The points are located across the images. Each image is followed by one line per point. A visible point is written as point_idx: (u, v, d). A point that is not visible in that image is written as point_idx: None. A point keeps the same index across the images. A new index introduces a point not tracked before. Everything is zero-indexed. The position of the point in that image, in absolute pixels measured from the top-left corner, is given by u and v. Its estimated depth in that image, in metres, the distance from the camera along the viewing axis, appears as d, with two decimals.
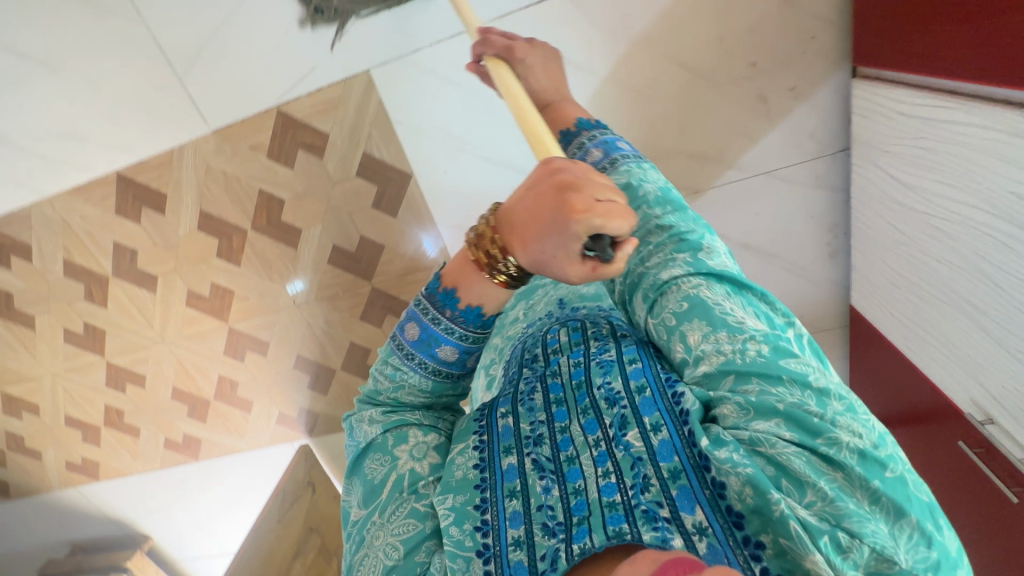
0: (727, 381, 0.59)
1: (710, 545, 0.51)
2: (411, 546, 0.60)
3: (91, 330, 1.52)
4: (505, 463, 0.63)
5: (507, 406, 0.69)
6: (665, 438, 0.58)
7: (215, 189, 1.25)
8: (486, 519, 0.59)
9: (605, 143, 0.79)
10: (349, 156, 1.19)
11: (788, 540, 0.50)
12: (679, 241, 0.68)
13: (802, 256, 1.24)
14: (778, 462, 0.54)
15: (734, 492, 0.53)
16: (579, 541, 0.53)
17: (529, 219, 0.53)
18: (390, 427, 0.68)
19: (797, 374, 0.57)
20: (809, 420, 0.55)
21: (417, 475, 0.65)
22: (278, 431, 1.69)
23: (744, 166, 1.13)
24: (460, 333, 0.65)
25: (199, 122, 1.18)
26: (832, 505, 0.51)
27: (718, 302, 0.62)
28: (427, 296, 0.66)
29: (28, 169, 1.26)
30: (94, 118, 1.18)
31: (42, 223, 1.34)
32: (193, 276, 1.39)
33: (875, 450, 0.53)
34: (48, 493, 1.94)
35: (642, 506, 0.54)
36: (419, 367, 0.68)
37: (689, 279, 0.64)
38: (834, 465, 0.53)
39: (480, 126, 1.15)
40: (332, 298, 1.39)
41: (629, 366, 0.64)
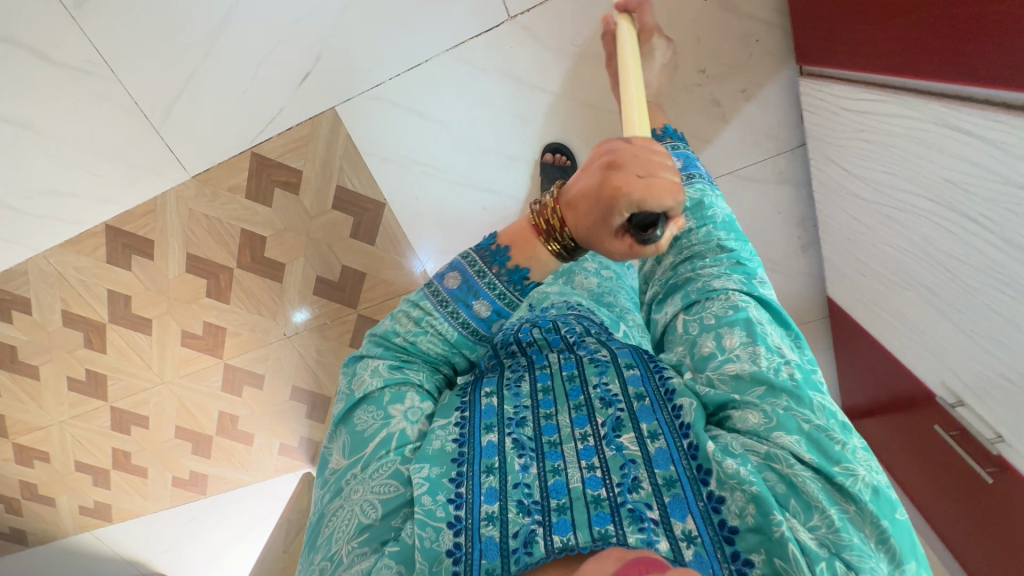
0: (755, 390, 0.60)
1: (697, 553, 0.52)
2: (388, 510, 0.58)
3: (93, 377, 1.57)
4: (483, 440, 0.61)
5: (491, 387, 0.69)
6: (662, 447, 0.59)
7: (199, 231, 1.30)
8: (461, 492, 0.57)
9: (684, 157, 0.79)
10: (323, 190, 1.23)
11: (784, 561, 0.50)
12: (736, 263, 0.70)
13: (775, 251, 1.25)
14: (790, 481, 0.54)
15: (736, 507, 0.54)
16: (561, 535, 0.52)
17: (582, 195, 0.55)
18: (391, 383, 0.66)
19: (825, 404, 0.59)
20: (833, 447, 0.55)
21: (406, 437, 0.63)
22: (280, 462, 1.72)
23: (706, 168, 1.16)
24: (501, 292, 0.64)
25: (179, 170, 1.23)
26: (836, 533, 0.51)
27: (764, 324, 0.65)
28: (479, 252, 0.65)
29: (23, 228, 1.32)
30: (81, 174, 1.24)
31: (39, 277, 1.40)
32: (185, 316, 1.44)
33: (888, 492, 0.54)
34: (64, 539, 1.98)
35: (628, 505, 0.55)
36: (450, 316, 0.66)
37: (739, 294, 0.67)
38: (848, 497, 0.53)
39: (447, 150, 1.18)
40: (321, 327, 1.42)
41: (627, 371, 0.67)
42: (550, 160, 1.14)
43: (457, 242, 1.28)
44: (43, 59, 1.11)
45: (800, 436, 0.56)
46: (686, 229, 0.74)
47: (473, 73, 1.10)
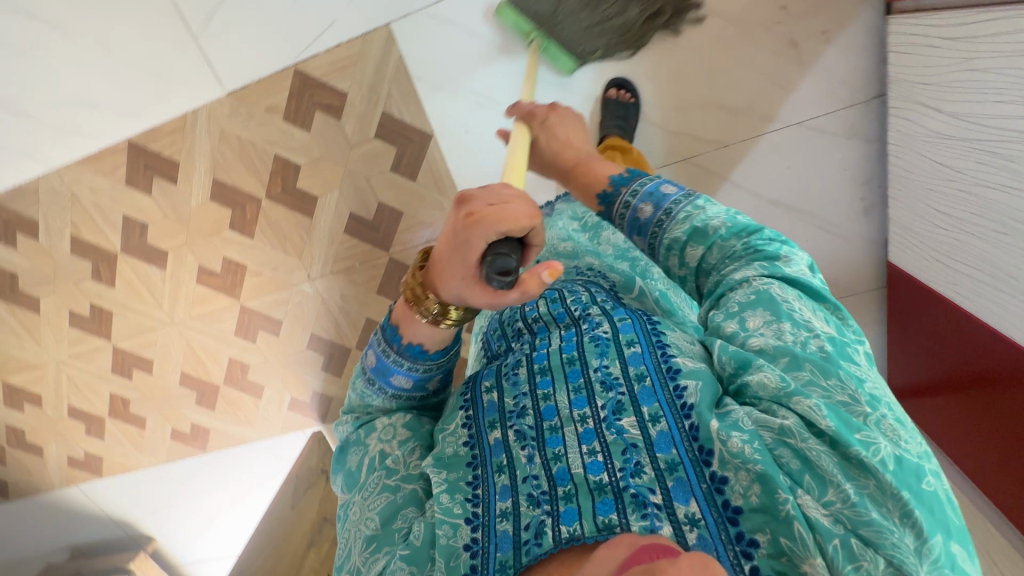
0: (778, 363, 0.53)
1: (701, 535, 0.47)
2: (387, 518, 0.57)
3: (97, 313, 1.47)
4: (490, 438, 0.58)
5: (491, 381, 0.64)
6: (664, 429, 0.52)
7: (229, 155, 1.22)
8: (478, 492, 0.55)
9: (651, 195, 0.67)
10: (367, 117, 1.16)
11: (788, 540, 0.45)
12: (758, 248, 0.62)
13: (837, 214, 1.19)
14: (805, 457, 0.48)
15: (739, 487, 0.48)
16: (568, 524, 0.48)
17: (442, 252, 0.52)
18: (362, 423, 0.68)
19: (855, 375, 0.52)
20: (851, 419, 0.49)
21: (386, 454, 0.63)
22: (289, 418, 1.63)
23: (776, 117, 1.10)
24: (411, 366, 0.64)
25: (214, 85, 1.15)
26: (853, 508, 0.45)
27: (790, 300, 0.57)
28: (381, 331, 0.65)
29: (40, 141, 1.23)
30: (109, 84, 1.16)
31: (51, 197, 1.31)
32: (204, 251, 1.35)
33: (916, 463, 0.47)
34: (49, 493, 1.87)
35: (631, 490, 0.49)
36: (380, 392, 0.66)
37: (760, 274, 0.59)
38: (867, 471, 0.46)
39: (504, 81, 1.12)
40: (348, 270, 1.34)
41: (628, 348, 0.59)
42: (614, 95, 1.09)
43: None
44: None
45: (821, 403, 0.49)
46: (699, 256, 0.64)
47: None
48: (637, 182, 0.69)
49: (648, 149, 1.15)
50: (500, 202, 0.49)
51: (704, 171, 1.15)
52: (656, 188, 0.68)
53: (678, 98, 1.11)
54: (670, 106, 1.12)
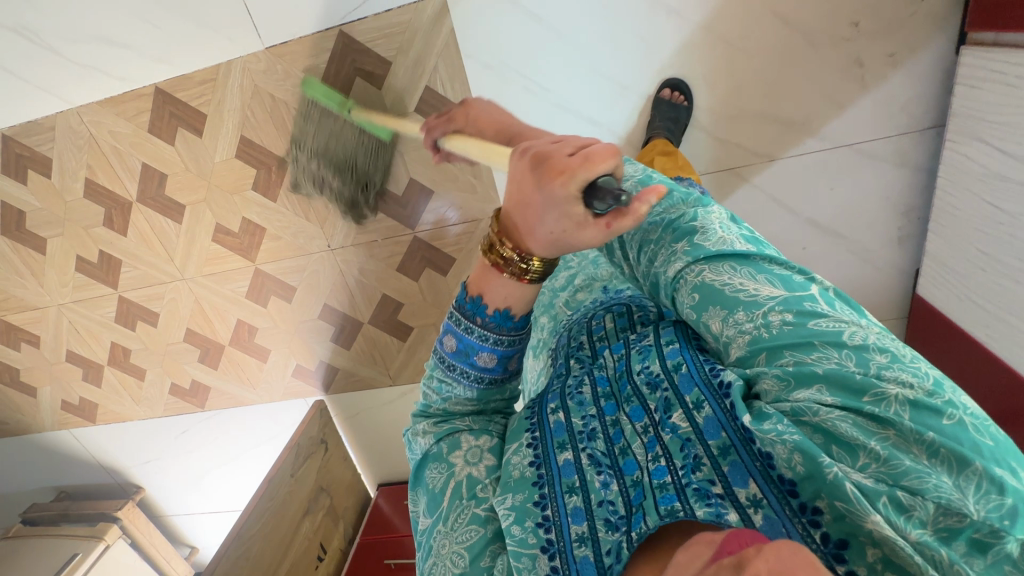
0: (758, 361, 0.45)
1: (767, 516, 0.42)
2: (475, 553, 0.50)
3: (106, 260, 1.43)
4: (559, 458, 0.52)
5: (556, 402, 0.58)
6: (710, 414, 0.47)
7: (260, 113, 1.17)
8: (549, 515, 0.50)
9: None
10: (408, 90, 1.11)
11: (845, 503, 0.38)
12: (675, 232, 0.54)
13: (871, 239, 1.18)
14: (826, 430, 0.41)
15: (783, 461, 0.42)
16: (637, 526, 0.45)
17: (525, 207, 0.46)
18: (443, 435, 0.58)
19: (831, 334, 0.43)
20: (853, 379, 0.41)
21: (475, 480, 0.54)
22: (292, 385, 1.62)
23: (827, 136, 1.08)
24: (495, 340, 0.56)
25: (252, 38, 1.10)
26: (888, 464, 0.38)
27: (724, 278, 0.48)
28: (458, 306, 0.57)
29: (61, 75, 1.18)
30: (140, 24, 1.11)
31: (68, 137, 1.25)
32: (224, 209, 1.31)
33: (931, 398, 0.38)
34: (39, 434, 1.85)
35: (692, 484, 0.45)
36: (462, 377, 0.58)
37: (691, 269, 0.50)
38: (883, 421, 0.39)
39: (556, 67, 1.07)
40: (371, 244, 1.32)
41: (667, 345, 0.53)
42: (666, 97, 1.06)
43: None
44: None
45: (823, 384, 0.41)
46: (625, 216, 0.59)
47: None
48: None
49: (693, 155, 1.13)
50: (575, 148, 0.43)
51: (750, 184, 1.14)
52: None
53: (732, 106, 1.07)
54: (721, 113, 1.08)
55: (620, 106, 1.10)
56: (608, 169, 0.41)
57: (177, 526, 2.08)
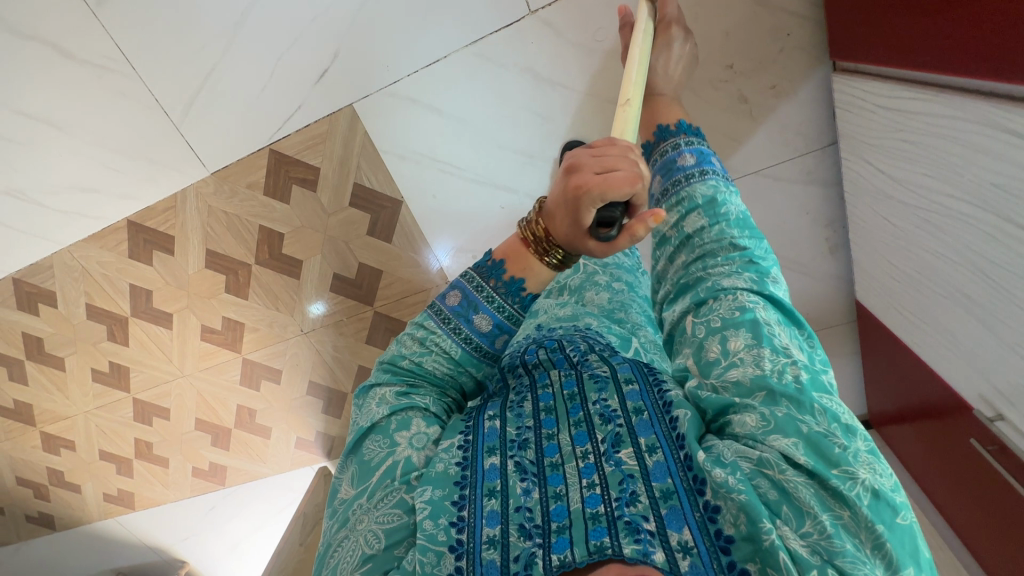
0: (755, 397, 0.58)
1: (693, 564, 0.52)
2: (392, 541, 0.59)
3: (116, 369, 1.60)
4: (487, 463, 0.62)
5: (494, 411, 0.69)
6: (660, 460, 0.59)
7: (218, 227, 1.30)
8: (463, 515, 0.59)
9: (700, 152, 0.75)
10: (341, 187, 1.22)
11: (776, 570, 0.50)
12: (750, 262, 0.67)
13: (801, 253, 1.20)
14: (783, 488, 0.53)
15: (729, 516, 0.54)
16: (558, 552, 0.53)
17: (556, 207, 0.61)
18: (397, 410, 0.67)
19: (829, 408, 0.57)
20: (833, 451, 0.54)
21: (412, 464, 0.64)
22: (297, 456, 1.73)
23: (732, 168, 1.12)
24: (507, 311, 0.68)
25: (198, 166, 1.23)
26: (828, 540, 0.50)
27: (773, 325, 0.62)
28: (478, 269, 0.69)
29: (49, 223, 1.34)
30: (103, 171, 1.26)
31: (65, 271, 1.42)
32: (205, 312, 1.45)
33: (891, 495, 0.53)
34: (90, 524, 2.04)
35: (625, 518, 0.55)
36: (453, 332, 0.69)
37: (747, 294, 0.64)
38: (845, 501, 0.52)
39: (465, 149, 1.16)
40: (337, 323, 1.42)
41: (626, 387, 0.66)
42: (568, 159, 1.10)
43: (476, 241, 1.27)
44: (66, 56, 1.13)
45: (798, 440, 0.55)
46: (699, 226, 0.69)
47: (493, 72, 1.08)
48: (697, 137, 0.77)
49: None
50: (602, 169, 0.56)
51: None
52: (707, 151, 0.75)
53: None
54: None
55: (531, 173, 1.17)
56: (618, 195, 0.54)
57: None
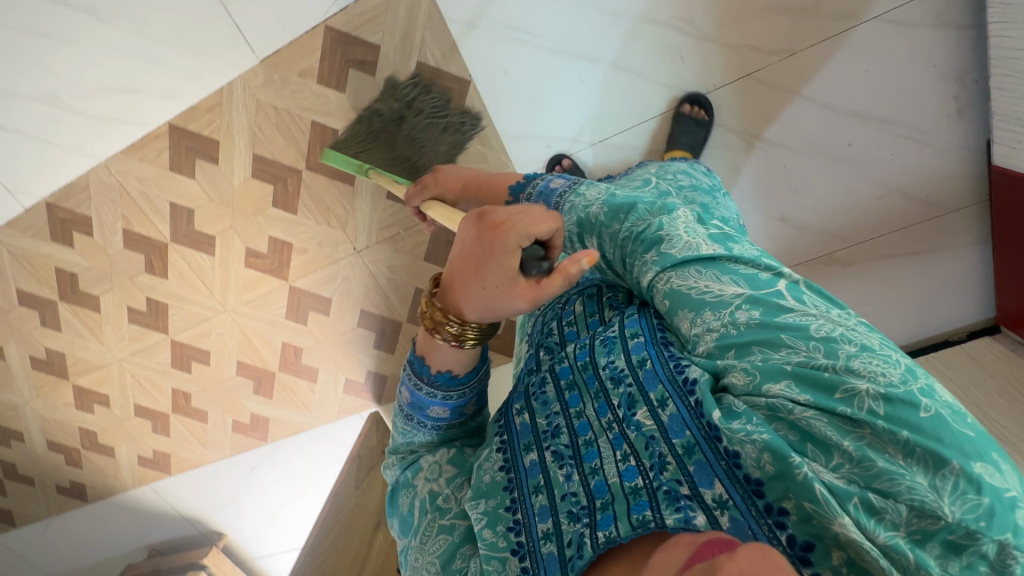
0: (727, 356, 0.51)
1: (733, 518, 0.46)
2: (447, 559, 0.60)
3: (154, 306, 1.49)
4: (528, 459, 0.60)
5: (521, 403, 0.65)
6: (674, 412, 0.52)
7: (267, 127, 1.20)
8: (518, 518, 0.57)
9: (542, 194, 0.72)
10: (401, 68, 1.11)
11: (813, 504, 0.42)
12: (640, 240, 0.61)
13: (923, 117, 1.07)
14: (803, 428, 0.45)
15: (750, 459, 0.46)
16: (604, 529, 0.50)
17: (468, 270, 0.55)
18: (407, 465, 0.70)
19: (796, 330, 0.48)
20: (823, 376, 0.45)
21: (436, 493, 0.65)
22: (346, 402, 1.60)
23: (848, 15, 1.02)
24: (443, 395, 0.66)
25: (247, 53, 1.14)
26: (861, 465, 0.42)
27: (693, 284, 0.55)
28: (410, 366, 0.67)
29: (84, 133, 1.24)
30: (144, 66, 1.16)
31: (101, 192, 1.32)
32: (250, 232, 1.34)
33: (902, 391, 0.43)
34: (124, 493, 1.92)
35: (662, 487, 0.49)
36: (420, 426, 0.69)
37: (659, 277, 0.57)
38: (858, 420, 0.43)
39: (544, 13, 1.06)
40: (394, 238, 1.32)
41: (631, 341, 0.58)
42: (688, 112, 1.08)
43: (550, 127, 1.14)
44: None
45: (791, 379, 0.47)
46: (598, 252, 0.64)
47: None
48: (534, 181, 0.75)
49: (682, 88, 1.09)
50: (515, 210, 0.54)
51: (779, 90, 1.07)
52: (546, 184, 0.72)
53: (735, 8, 1.03)
54: (727, 17, 1.04)
55: (619, 36, 1.06)
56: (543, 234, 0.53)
57: (263, 571, 2.07)
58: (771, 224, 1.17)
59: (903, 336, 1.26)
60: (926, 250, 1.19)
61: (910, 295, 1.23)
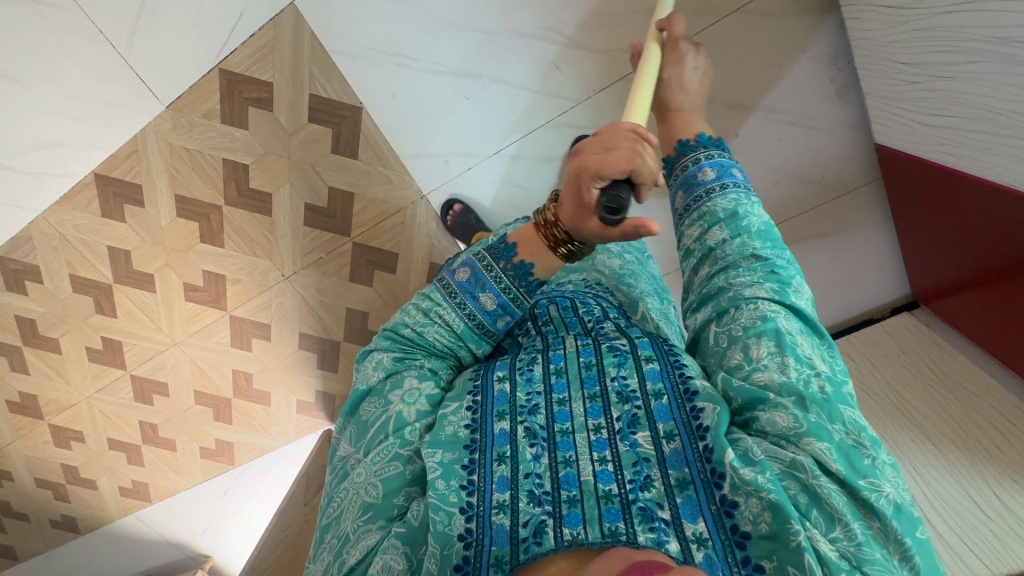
0: (786, 397, 0.55)
1: (707, 555, 0.50)
2: (390, 490, 0.58)
3: (109, 344, 1.56)
4: (496, 428, 0.59)
5: (504, 372, 0.65)
6: (677, 447, 0.56)
7: (183, 168, 1.26)
8: (473, 480, 0.55)
9: (719, 166, 0.72)
10: (297, 102, 1.17)
11: (797, 569, 0.48)
12: (770, 271, 0.63)
13: (803, 103, 1.08)
14: (813, 492, 0.51)
15: (749, 513, 0.51)
16: (571, 528, 0.50)
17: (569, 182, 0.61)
18: (392, 372, 0.67)
19: (855, 419, 0.55)
20: (862, 460, 0.53)
21: (403, 420, 0.62)
22: (301, 422, 1.65)
23: (710, 10, 1.03)
24: (508, 286, 0.66)
25: (153, 101, 1.20)
26: (858, 547, 0.49)
27: (795, 335, 0.59)
28: (488, 249, 0.67)
29: (20, 189, 1.32)
30: (62, 121, 1.23)
31: (44, 241, 1.39)
32: (184, 267, 1.40)
33: (911, 508, 0.52)
34: (112, 524, 2.00)
35: (638, 502, 0.52)
36: (459, 308, 0.67)
37: (769, 303, 0.60)
38: (875, 515, 0.51)
39: (419, 37, 1.11)
40: (318, 263, 1.35)
41: (646, 365, 0.62)
42: None
43: (446, 143, 1.19)
44: None
45: (831, 445, 0.53)
46: (720, 239, 0.66)
47: None
48: (717, 149, 0.74)
49: (563, 95, 1.12)
50: (607, 149, 0.56)
51: None
52: (728, 163, 0.73)
53: (601, 13, 1.05)
54: (595, 22, 1.06)
55: (496, 53, 1.10)
56: (618, 172, 0.55)
57: None
58: None
59: (828, 316, 1.27)
60: (831, 232, 1.19)
61: (825, 276, 1.24)
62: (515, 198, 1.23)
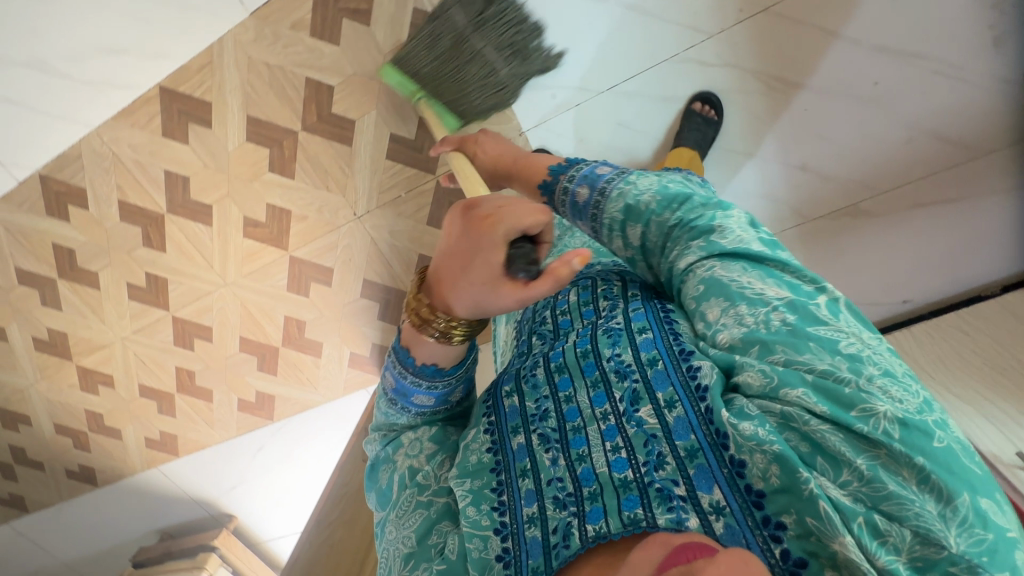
0: (750, 351, 0.48)
1: (728, 524, 0.43)
2: (422, 534, 0.53)
3: (153, 281, 1.45)
4: (515, 443, 0.55)
5: (511, 385, 0.59)
6: (681, 414, 0.49)
7: (259, 86, 1.16)
8: (504, 500, 0.52)
9: (586, 177, 0.62)
10: (398, 17, 1.10)
11: (816, 520, 0.40)
12: (688, 227, 0.56)
13: (953, 50, 1.01)
14: (814, 440, 0.43)
15: (757, 470, 0.44)
16: (594, 523, 0.46)
17: (455, 259, 0.52)
18: (387, 442, 0.64)
19: (827, 339, 0.46)
20: (843, 392, 0.43)
21: (415, 469, 0.59)
22: (352, 376, 1.57)
23: None
24: (428, 383, 0.60)
25: (236, 7, 1.10)
26: (870, 484, 0.41)
27: (736, 278, 0.51)
28: (393, 353, 0.62)
29: (71, 99, 1.20)
30: (128, 23, 1.11)
31: (93, 160, 1.28)
32: (248, 199, 1.29)
33: (918, 416, 0.41)
34: (132, 477, 1.90)
35: (655, 485, 0.46)
36: (405, 410, 0.63)
37: (700, 264, 0.53)
38: (875, 441, 0.41)
39: None
40: (395, 202, 1.26)
41: (639, 336, 0.55)
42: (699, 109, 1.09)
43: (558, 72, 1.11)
44: None
45: (808, 386, 0.44)
46: (641, 235, 0.58)
47: None
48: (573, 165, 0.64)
49: (696, 26, 1.05)
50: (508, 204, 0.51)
51: (799, 24, 1.03)
52: (591, 169, 0.63)
53: None
54: None
55: None
56: (533, 227, 0.50)
57: (275, 554, 2.07)
58: (791, 172, 1.13)
59: (936, 289, 1.18)
60: (956, 199, 1.12)
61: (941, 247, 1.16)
62: (625, 141, 1.16)
